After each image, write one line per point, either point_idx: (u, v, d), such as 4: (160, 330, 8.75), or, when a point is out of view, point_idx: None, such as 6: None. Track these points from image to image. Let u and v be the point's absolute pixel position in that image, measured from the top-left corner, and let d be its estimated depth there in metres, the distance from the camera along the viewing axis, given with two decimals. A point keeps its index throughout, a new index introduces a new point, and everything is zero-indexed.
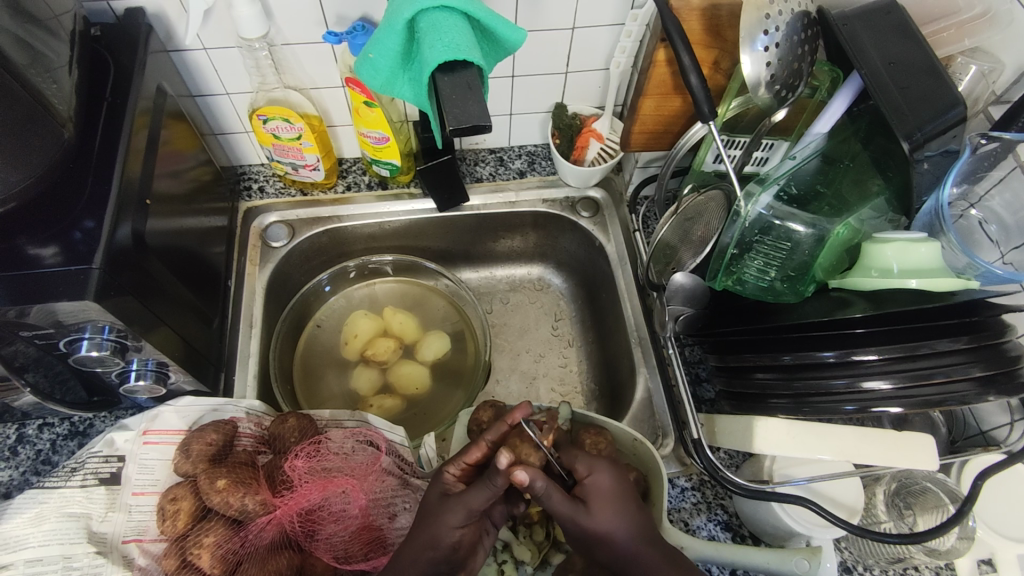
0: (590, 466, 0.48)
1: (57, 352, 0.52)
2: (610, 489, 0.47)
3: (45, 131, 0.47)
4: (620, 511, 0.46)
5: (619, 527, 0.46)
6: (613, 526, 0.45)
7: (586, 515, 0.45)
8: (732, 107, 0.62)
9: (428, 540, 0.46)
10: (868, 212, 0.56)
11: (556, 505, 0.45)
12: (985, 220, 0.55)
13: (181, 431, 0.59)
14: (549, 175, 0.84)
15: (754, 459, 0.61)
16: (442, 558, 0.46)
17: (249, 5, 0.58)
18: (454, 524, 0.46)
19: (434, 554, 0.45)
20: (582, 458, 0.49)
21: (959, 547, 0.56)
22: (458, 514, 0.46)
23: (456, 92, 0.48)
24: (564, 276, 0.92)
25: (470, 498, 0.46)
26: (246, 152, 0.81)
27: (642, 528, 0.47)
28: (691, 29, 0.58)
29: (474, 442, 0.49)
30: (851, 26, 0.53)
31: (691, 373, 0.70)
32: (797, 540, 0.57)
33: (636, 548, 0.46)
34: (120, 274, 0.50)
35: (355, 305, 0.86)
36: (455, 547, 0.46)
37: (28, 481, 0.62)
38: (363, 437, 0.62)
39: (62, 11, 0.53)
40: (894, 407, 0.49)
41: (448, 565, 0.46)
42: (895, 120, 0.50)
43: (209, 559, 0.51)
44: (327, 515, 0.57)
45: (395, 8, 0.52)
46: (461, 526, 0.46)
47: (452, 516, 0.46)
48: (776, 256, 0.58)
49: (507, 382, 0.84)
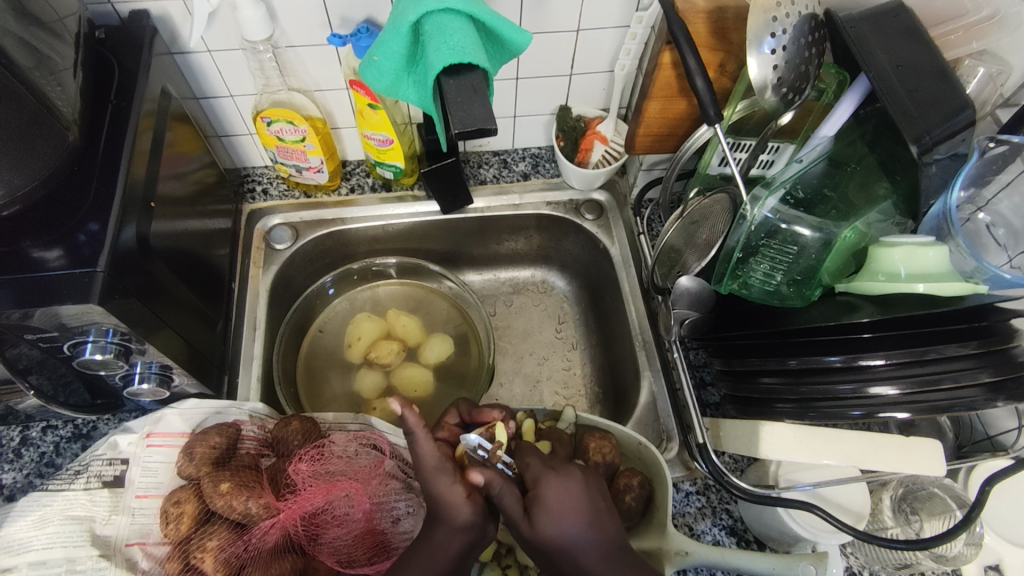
0: (540, 474, 0.46)
1: (61, 355, 0.51)
2: (564, 496, 0.45)
3: (49, 134, 0.47)
4: (570, 515, 0.45)
5: (571, 536, 0.44)
6: (562, 537, 0.44)
7: (529, 526, 0.44)
8: (737, 110, 0.62)
9: (443, 512, 0.45)
10: (875, 216, 0.56)
11: (509, 506, 0.45)
12: (993, 224, 0.55)
13: (184, 435, 0.59)
14: (553, 177, 0.84)
15: (760, 464, 0.60)
16: (463, 528, 0.45)
17: (253, 8, 0.58)
18: (450, 483, 0.45)
19: (460, 521, 0.45)
20: (533, 467, 0.47)
21: (966, 554, 0.55)
22: (448, 476, 0.46)
23: (462, 95, 0.48)
24: (568, 278, 0.91)
25: (427, 459, 0.46)
26: (250, 155, 0.81)
27: (600, 536, 0.45)
28: (697, 31, 0.58)
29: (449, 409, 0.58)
30: (859, 30, 0.52)
31: (696, 376, 0.70)
32: (803, 545, 0.57)
33: (590, 561, 0.44)
34: (124, 277, 0.49)
35: (359, 308, 0.86)
36: (474, 508, 0.45)
37: (32, 484, 0.62)
38: (366, 440, 0.62)
39: (67, 13, 0.53)
40: (901, 412, 0.48)
41: (474, 532, 0.45)
42: (905, 123, 0.49)
43: (212, 563, 0.51)
44: (331, 518, 0.57)
45: (400, 11, 0.51)
46: (457, 481, 0.46)
47: (443, 478, 0.46)
48: (783, 259, 0.58)
49: (511, 385, 0.83)
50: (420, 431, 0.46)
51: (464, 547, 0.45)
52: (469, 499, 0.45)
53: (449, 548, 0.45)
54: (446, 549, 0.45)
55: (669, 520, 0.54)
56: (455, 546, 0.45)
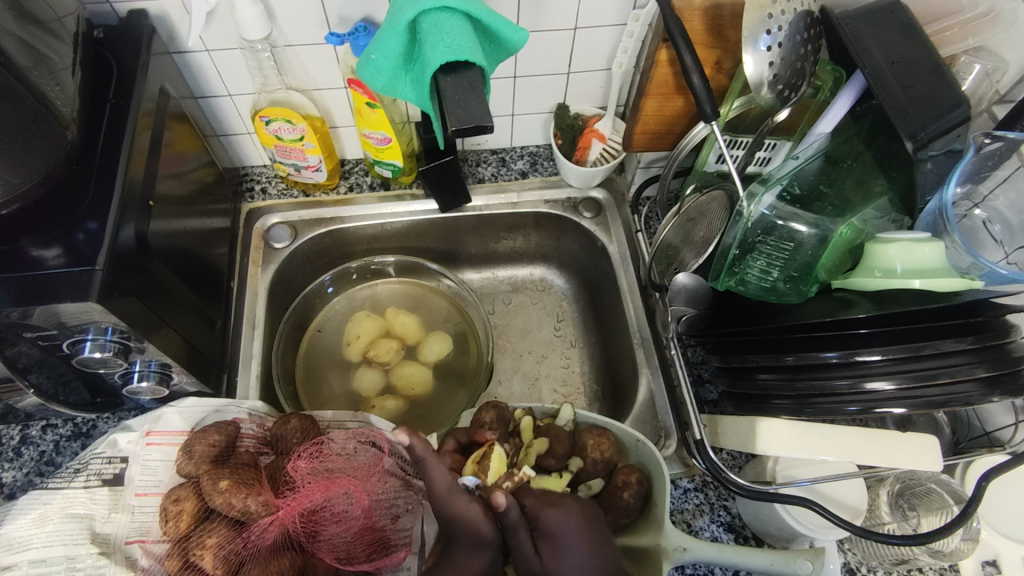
0: (539, 510, 0.47)
1: (60, 353, 0.52)
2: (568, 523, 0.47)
3: (48, 132, 0.47)
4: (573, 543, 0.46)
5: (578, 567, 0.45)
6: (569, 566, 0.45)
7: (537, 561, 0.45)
8: (734, 108, 0.62)
9: (462, 531, 0.45)
10: (871, 212, 0.56)
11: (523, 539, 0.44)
12: (989, 220, 0.55)
13: (184, 432, 0.59)
14: (551, 176, 0.84)
15: (757, 460, 0.61)
16: (485, 545, 0.45)
17: (251, 7, 0.58)
18: (467, 502, 0.46)
19: (480, 538, 0.45)
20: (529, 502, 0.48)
21: (963, 549, 0.55)
22: (463, 494, 0.46)
23: (459, 93, 0.48)
24: (566, 276, 0.91)
25: (440, 484, 0.46)
26: (249, 154, 0.81)
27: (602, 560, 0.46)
28: (693, 29, 0.58)
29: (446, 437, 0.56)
30: (854, 26, 0.53)
31: (694, 373, 0.70)
32: (801, 542, 0.57)
33: None
34: (122, 275, 0.50)
35: (358, 306, 0.86)
36: (492, 525, 0.46)
37: (32, 482, 0.62)
38: (365, 438, 0.62)
39: (66, 13, 0.53)
40: (897, 407, 0.49)
41: (494, 550, 0.45)
42: (899, 119, 0.49)
43: (211, 559, 0.51)
44: (330, 516, 0.56)
45: (397, 10, 0.52)
46: (473, 498, 0.46)
47: (460, 498, 0.46)
48: (779, 255, 0.58)
49: (509, 383, 0.84)
50: (429, 453, 0.47)
51: (486, 567, 0.45)
52: (487, 516, 0.46)
53: (471, 572, 0.45)
54: (469, 568, 0.45)
55: (667, 517, 0.54)
56: (477, 565, 0.45)
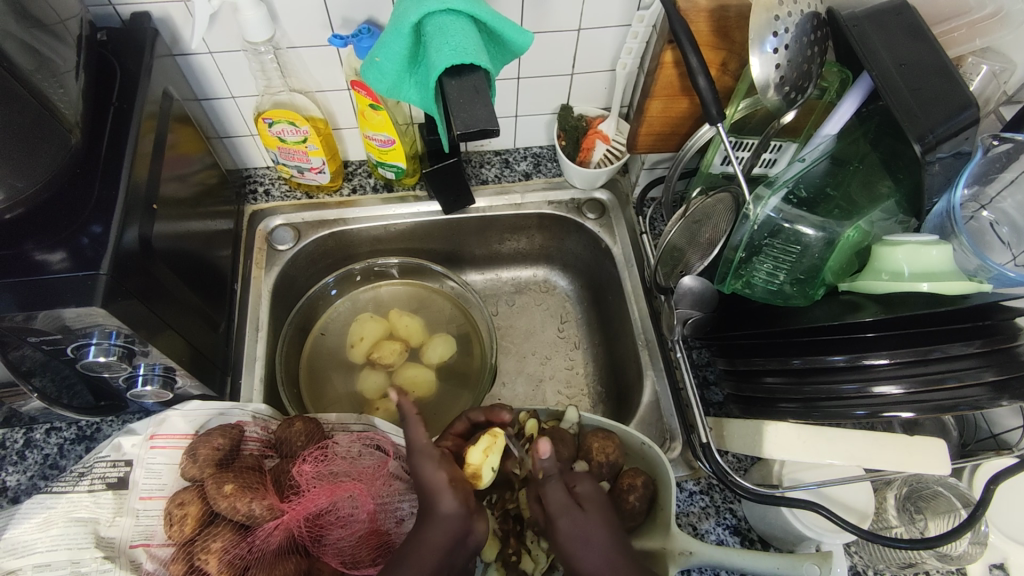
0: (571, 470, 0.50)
1: (64, 357, 0.51)
2: (561, 503, 0.46)
3: (51, 136, 0.47)
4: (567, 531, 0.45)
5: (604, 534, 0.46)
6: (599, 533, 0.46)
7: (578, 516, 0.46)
8: (739, 109, 0.62)
9: (428, 500, 0.45)
10: (878, 214, 0.56)
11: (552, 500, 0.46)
12: (997, 222, 0.55)
13: (187, 436, 0.59)
14: (555, 177, 0.84)
15: (763, 463, 0.60)
16: (454, 517, 0.44)
17: (255, 9, 0.58)
18: (436, 469, 0.46)
19: (446, 510, 0.44)
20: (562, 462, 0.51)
21: (971, 552, 0.55)
22: (434, 461, 0.47)
23: (464, 96, 0.48)
24: (570, 277, 0.91)
25: (417, 444, 0.47)
26: (251, 156, 0.81)
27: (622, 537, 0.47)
28: (699, 30, 0.58)
29: (458, 418, 0.59)
30: (861, 27, 0.52)
31: (699, 376, 0.70)
32: (807, 545, 0.56)
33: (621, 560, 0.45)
34: (126, 278, 0.49)
35: (361, 308, 0.85)
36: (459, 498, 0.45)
37: (36, 486, 0.62)
38: (369, 441, 0.62)
39: (69, 16, 0.53)
40: (904, 412, 0.48)
41: (458, 522, 0.44)
42: (907, 121, 0.49)
43: (216, 564, 0.51)
44: (335, 519, 0.57)
45: (401, 13, 0.51)
46: (443, 467, 0.46)
47: (430, 463, 0.46)
48: (786, 258, 0.57)
49: (513, 385, 0.84)
50: (414, 415, 0.48)
51: (450, 540, 0.43)
52: (451, 487, 0.45)
53: (435, 541, 0.43)
54: (430, 539, 0.43)
55: (674, 520, 0.54)
56: (445, 538, 0.43)
